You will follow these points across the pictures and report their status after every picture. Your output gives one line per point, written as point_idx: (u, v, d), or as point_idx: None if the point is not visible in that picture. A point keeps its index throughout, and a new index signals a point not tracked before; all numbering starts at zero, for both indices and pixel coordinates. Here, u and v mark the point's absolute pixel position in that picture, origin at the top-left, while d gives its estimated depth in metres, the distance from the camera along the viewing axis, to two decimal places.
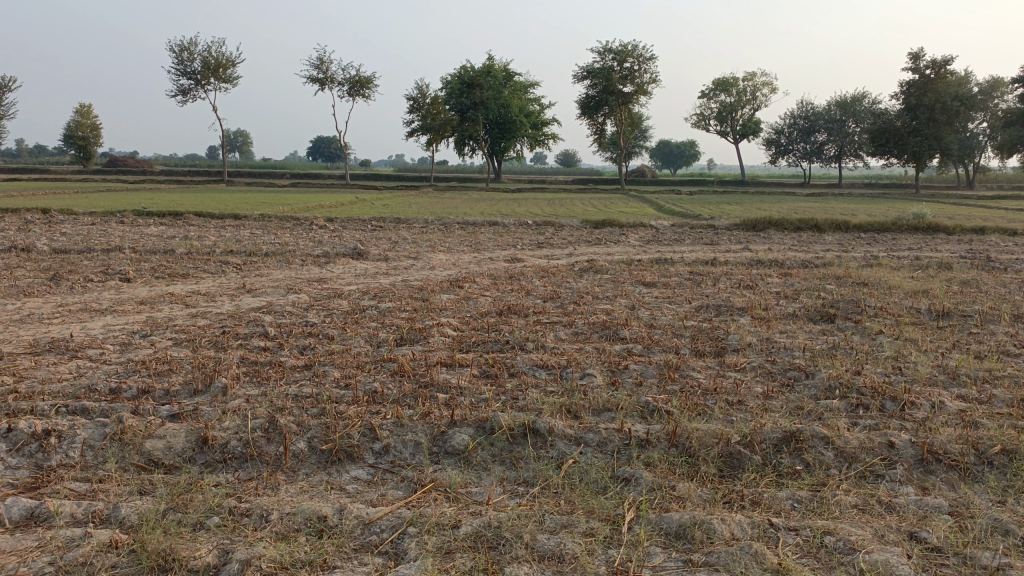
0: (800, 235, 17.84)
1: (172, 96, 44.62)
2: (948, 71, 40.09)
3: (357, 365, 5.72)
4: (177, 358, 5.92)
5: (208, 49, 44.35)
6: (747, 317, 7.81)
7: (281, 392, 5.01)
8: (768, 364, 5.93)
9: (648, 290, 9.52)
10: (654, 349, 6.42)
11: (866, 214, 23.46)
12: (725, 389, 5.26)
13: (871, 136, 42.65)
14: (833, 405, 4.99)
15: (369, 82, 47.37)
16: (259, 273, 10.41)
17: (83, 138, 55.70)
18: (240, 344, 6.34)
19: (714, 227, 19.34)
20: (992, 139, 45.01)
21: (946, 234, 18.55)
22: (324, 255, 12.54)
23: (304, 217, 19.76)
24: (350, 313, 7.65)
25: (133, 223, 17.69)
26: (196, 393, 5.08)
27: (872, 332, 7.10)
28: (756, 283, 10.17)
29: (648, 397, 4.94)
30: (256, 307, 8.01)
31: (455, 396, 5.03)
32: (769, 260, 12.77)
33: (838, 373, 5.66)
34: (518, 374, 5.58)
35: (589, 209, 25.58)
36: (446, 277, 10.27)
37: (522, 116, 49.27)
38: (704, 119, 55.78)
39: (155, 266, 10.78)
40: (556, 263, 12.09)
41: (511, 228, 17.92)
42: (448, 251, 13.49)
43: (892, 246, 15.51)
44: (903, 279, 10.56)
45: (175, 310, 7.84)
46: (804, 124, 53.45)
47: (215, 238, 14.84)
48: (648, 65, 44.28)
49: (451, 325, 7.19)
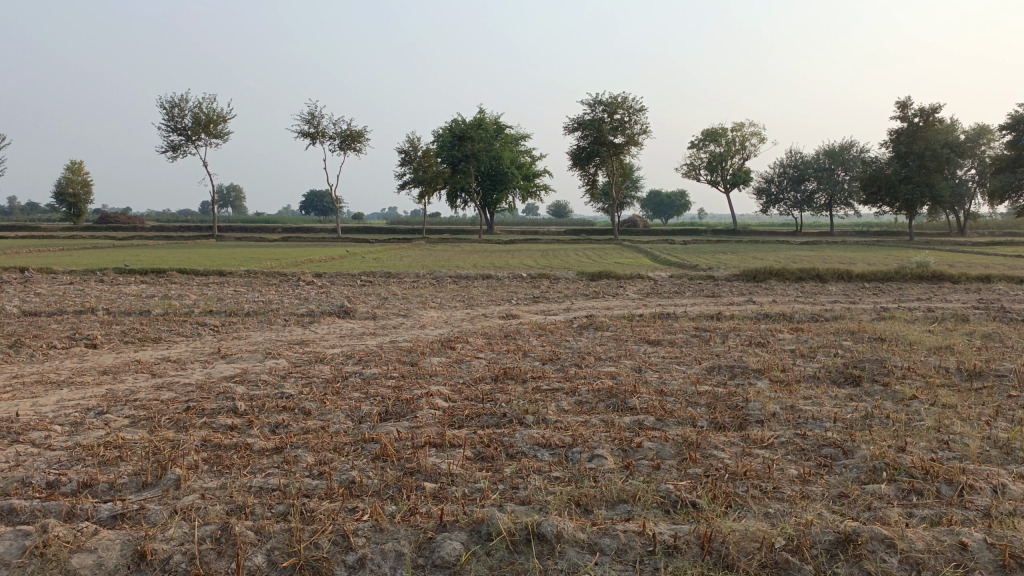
0: (803, 285, 17.33)
1: (161, 152, 44.46)
2: (937, 120, 40.29)
3: (334, 447, 5.03)
4: (129, 442, 5.21)
5: (199, 105, 44.42)
6: (765, 380, 7.16)
7: (244, 486, 4.32)
8: (798, 439, 5.27)
9: (653, 349, 8.91)
10: (668, 421, 5.75)
11: (866, 263, 23.04)
12: (755, 472, 4.58)
13: (863, 184, 42.61)
14: (881, 492, 4.32)
15: (361, 136, 47.44)
16: (237, 336, 9.75)
17: (75, 194, 55.55)
18: (203, 422, 5.64)
19: (713, 277, 18.85)
20: (981, 186, 45.14)
21: (952, 283, 18.07)
22: (309, 313, 11.91)
23: (292, 272, 19.21)
24: (331, 382, 6.98)
25: (112, 281, 17.09)
26: (144, 488, 4.38)
27: (904, 398, 6.46)
28: (767, 339, 9.55)
29: (669, 486, 4.27)
30: (229, 376, 7.33)
31: (446, 486, 4.34)
32: (775, 313, 12.20)
33: (878, 448, 5.01)
34: (517, 457, 4.89)
35: (583, 259, 25.20)
36: (437, 337, 9.64)
37: (513, 168, 49.48)
38: (694, 169, 55.97)
39: (126, 329, 10.11)
40: (554, 319, 11.51)
41: (505, 282, 17.37)
42: (440, 307, 12.91)
43: (899, 296, 15.00)
44: (920, 334, 9.97)
45: (138, 381, 7.15)
46: (794, 173, 53.61)
47: (196, 296, 14.21)
48: (638, 116, 44.49)
49: (442, 394, 6.52)
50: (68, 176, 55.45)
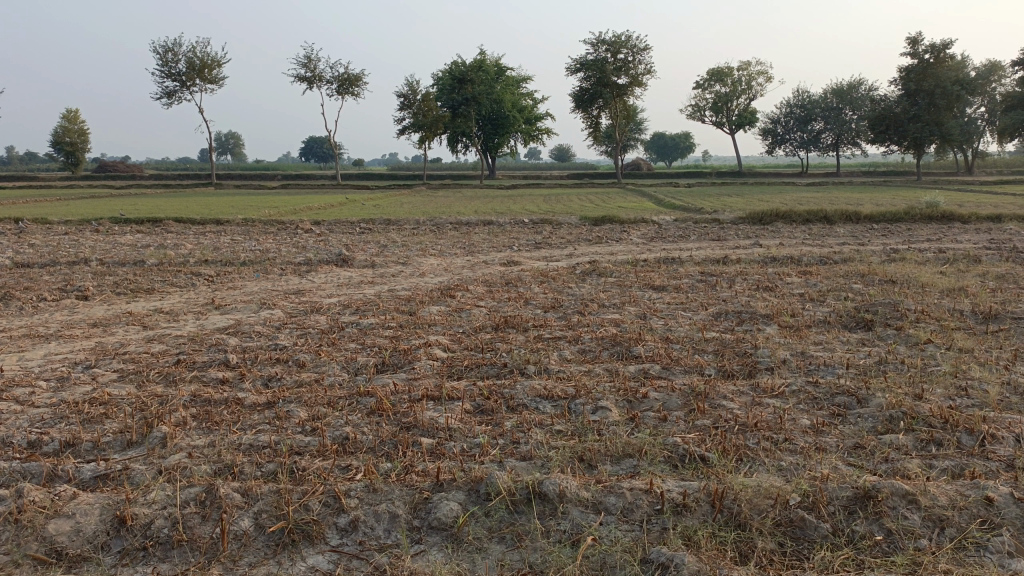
0: (811, 227, 16.98)
1: (156, 98, 43.61)
2: (948, 56, 39.23)
3: (327, 402, 4.84)
4: (116, 398, 5.02)
5: (193, 50, 43.40)
6: (774, 326, 6.94)
7: (232, 444, 4.14)
8: (810, 388, 5.06)
9: (658, 295, 8.68)
10: (674, 369, 5.54)
11: (874, 204, 22.62)
12: (766, 423, 4.38)
13: (871, 123, 41.74)
14: (898, 443, 4.12)
15: (358, 80, 46.45)
16: (232, 286, 9.52)
17: (72, 143, 54.72)
18: (193, 376, 5.45)
19: (718, 221, 18.50)
20: (991, 124, 44.24)
21: (962, 223, 17.71)
22: (306, 262, 11.65)
23: (290, 220, 18.88)
24: (326, 333, 6.77)
25: (108, 231, 16.80)
26: (129, 447, 4.20)
27: (919, 342, 6.25)
28: (775, 284, 9.30)
29: (676, 439, 4.07)
30: (222, 327, 7.13)
31: (443, 442, 4.16)
32: (783, 256, 11.89)
33: (894, 396, 4.81)
34: (518, 409, 4.70)
35: (586, 204, 24.78)
36: (437, 285, 9.41)
37: (514, 111, 48.64)
38: (699, 111, 54.94)
39: (119, 280, 9.87)
40: (556, 265, 11.25)
41: (507, 228, 17.04)
42: (440, 255, 12.64)
43: (909, 237, 14.67)
44: (933, 275, 9.69)
45: (129, 334, 6.95)
46: (800, 114, 52.60)
47: (192, 246, 13.94)
48: (642, 56, 43.36)
49: (441, 344, 6.31)
50: (64, 124, 54.54)
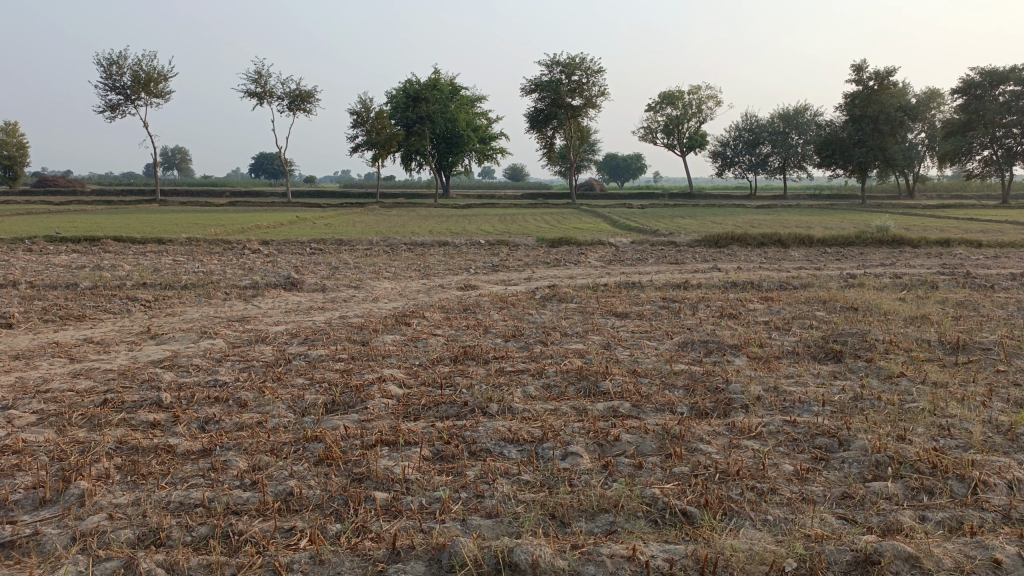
0: (766, 251, 17.01)
1: (99, 112, 42.20)
2: (891, 82, 40.22)
3: (271, 449, 4.39)
4: (30, 444, 4.48)
5: (138, 63, 42.21)
6: (742, 357, 6.71)
7: (160, 502, 3.68)
8: (788, 428, 4.79)
9: (621, 322, 8.41)
10: (645, 407, 5.23)
11: (825, 227, 22.90)
12: (748, 470, 4.08)
13: (817, 147, 42.60)
14: (888, 492, 3.86)
15: (310, 96, 45.78)
16: (172, 312, 8.95)
17: (9, 157, 52.68)
18: (121, 419, 4.93)
19: (675, 243, 18.44)
20: (930, 150, 45.55)
21: (912, 247, 17.93)
22: (252, 285, 11.10)
23: (237, 239, 18.22)
24: (271, 367, 6.30)
25: (42, 251, 15.95)
26: (42, 506, 3.69)
27: (890, 376, 6.07)
28: (738, 310, 9.11)
29: (654, 490, 3.75)
30: (157, 361, 6.59)
31: (400, 496, 3.76)
32: (743, 280, 11.77)
33: (876, 437, 4.56)
34: (480, 455, 4.33)
35: (541, 224, 24.61)
36: (390, 311, 8.99)
37: (469, 130, 48.51)
38: (651, 132, 55.54)
39: (48, 306, 9.21)
40: (514, 289, 10.93)
41: (463, 249, 16.70)
42: (394, 278, 12.20)
43: (864, 262, 14.72)
44: (894, 302, 9.64)
45: (53, 367, 6.36)
46: (749, 137, 53.49)
47: (131, 267, 13.25)
48: (596, 78, 43.65)
49: (396, 379, 5.89)
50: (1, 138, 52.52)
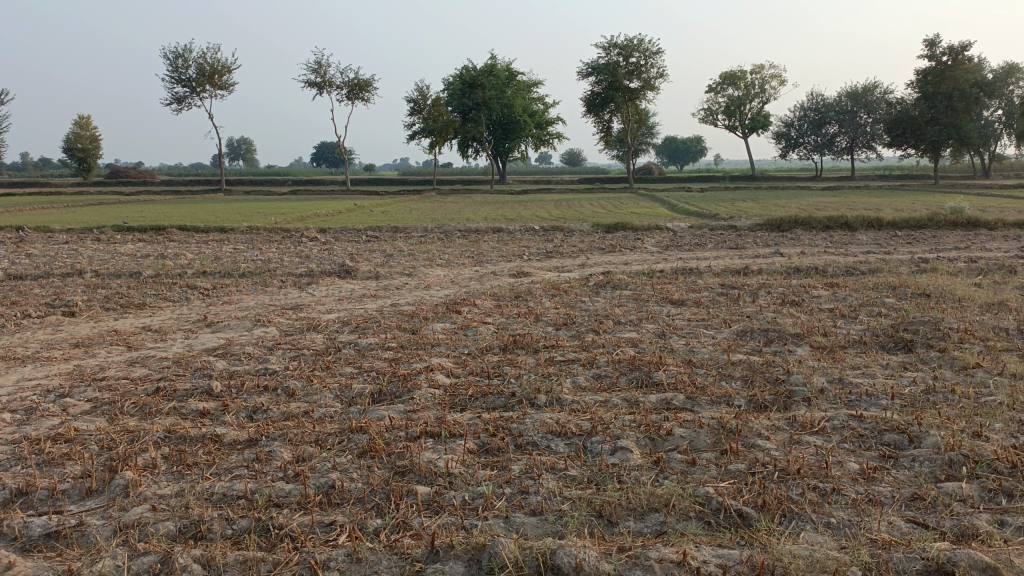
0: (832, 235, 16.40)
1: (166, 105, 43.37)
2: (967, 58, 38.48)
3: (315, 440, 4.35)
4: (83, 433, 4.54)
5: (202, 56, 43.18)
6: (805, 347, 6.40)
7: (203, 494, 3.66)
8: (854, 423, 4.52)
9: (677, 310, 8.17)
10: (700, 399, 5.01)
11: (895, 209, 21.98)
12: (809, 469, 3.84)
13: (887, 127, 41.04)
14: (962, 494, 3.58)
15: (368, 85, 46.17)
16: (228, 301, 9.06)
17: (84, 150, 54.69)
18: (171, 408, 4.97)
19: (735, 227, 17.94)
20: (1008, 127, 43.41)
21: (989, 230, 17.05)
22: (307, 273, 11.19)
23: (295, 228, 18.46)
24: (321, 355, 6.28)
25: (110, 240, 16.45)
26: (88, 496, 3.71)
27: (965, 366, 5.70)
28: (801, 297, 8.76)
29: (708, 489, 3.56)
30: (211, 349, 6.65)
31: (442, 491, 3.66)
32: (807, 266, 11.34)
33: (950, 434, 4.26)
34: (526, 449, 4.20)
35: (598, 210, 24.29)
36: (442, 299, 8.92)
37: (525, 116, 48.27)
38: (711, 114, 54.33)
39: (110, 294, 9.43)
40: (568, 276, 10.74)
41: (517, 236, 16.56)
42: (447, 265, 12.16)
43: (936, 245, 14.05)
44: (968, 288, 9.13)
45: (111, 356, 6.47)
46: (814, 117, 51.83)
47: (193, 255, 13.54)
48: (655, 59, 42.78)
49: (444, 369, 5.79)
50: (76, 131, 54.51)
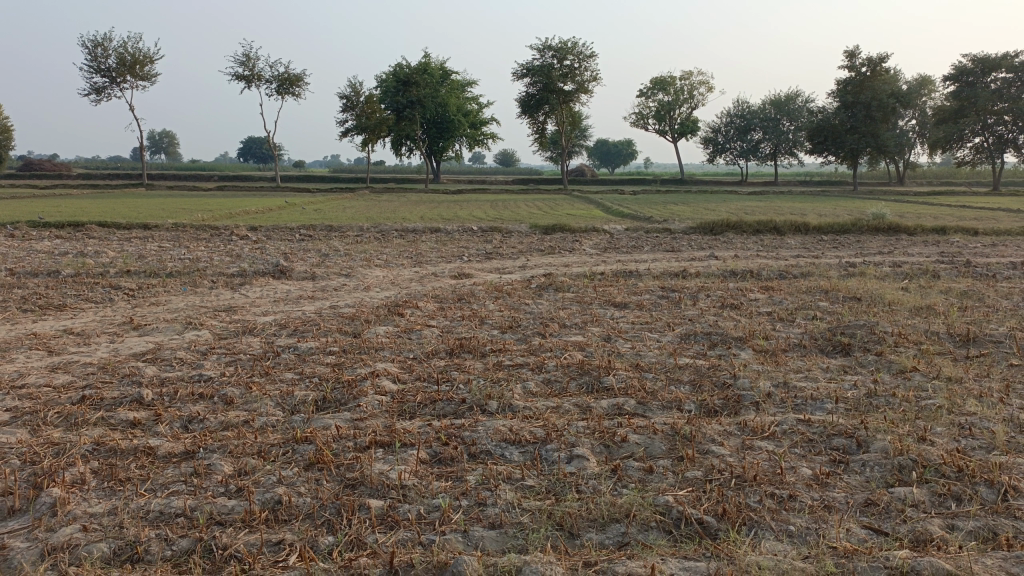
0: (762, 238, 16.80)
1: (83, 94, 41.47)
2: (885, 69, 39.96)
3: (258, 451, 4.14)
4: (1, 446, 4.21)
5: (123, 45, 41.45)
6: (748, 351, 6.48)
7: (139, 512, 3.43)
8: (803, 427, 4.57)
9: (620, 313, 8.19)
10: (651, 404, 5.00)
11: (819, 214, 22.74)
12: (765, 475, 3.85)
13: (810, 134, 42.39)
14: (914, 499, 3.64)
15: (299, 80, 45.16)
16: (155, 302, 8.66)
17: None
18: (99, 418, 4.67)
19: (670, 230, 18.21)
20: (921, 137, 45.45)
21: (909, 235, 17.75)
22: (240, 273, 10.79)
23: (224, 225, 17.87)
24: (259, 360, 6.03)
25: (23, 236, 15.57)
26: (10, 516, 3.43)
27: (903, 370, 5.86)
28: (740, 300, 8.90)
29: (668, 497, 3.52)
30: (139, 353, 6.31)
31: (396, 505, 3.52)
32: (742, 269, 11.57)
33: (896, 438, 4.35)
34: (480, 457, 4.10)
35: (533, 211, 24.35)
36: (382, 301, 8.72)
37: (459, 115, 48.02)
38: (642, 118, 55.20)
39: (27, 294, 8.88)
40: (509, 278, 10.67)
41: (455, 236, 16.42)
42: (385, 265, 11.94)
43: (861, 250, 14.55)
44: (896, 292, 9.43)
45: (31, 360, 6.07)
46: (740, 123, 53.21)
47: (115, 253, 12.92)
48: (588, 63, 43.21)
49: (390, 374, 5.62)
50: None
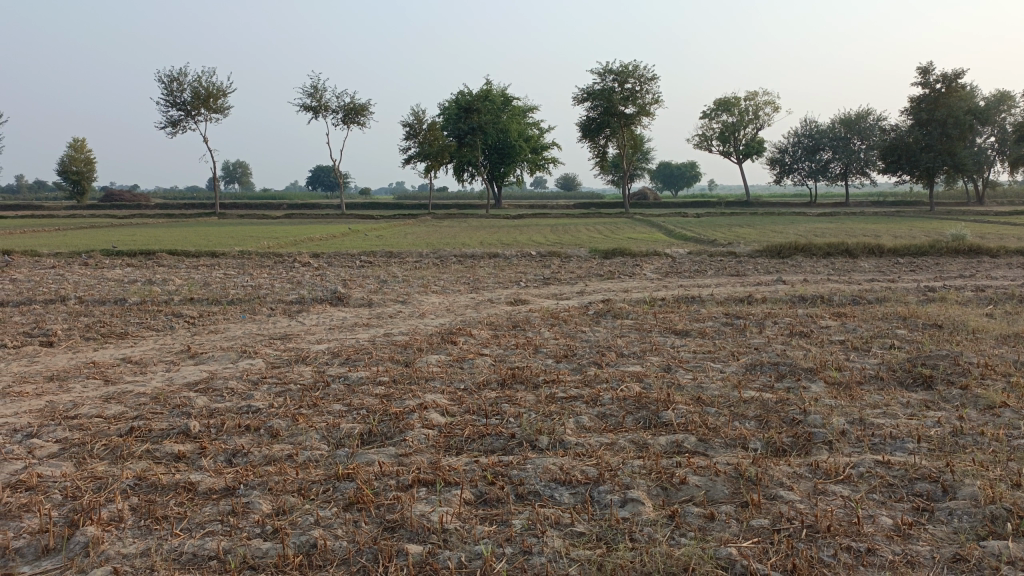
0: (833, 262, 16.14)
1: (161, 127, 43.24)
2: (959, 85, 38.57)
3: (298, 489, 3.99)
4: (46, 480, 4.17)
5: (198, 79, 43.10)
6: (819, 383, 6.08)
7: (172, 554, 3.31)
8: (881, 470, 4.19)
9: (682, 341, 7.85)
10: (713, 442, 4.68)
11: (894, 236, 21.82)
12: (840, 525, 3.50)
13: (882, 153, 40.99)
14: (1010, 555, 3.25)
15: (364, 109, 46.13)
16: (214, 330, 8.73)
17: (78, 173, 54.32)
18: (144, 450, 4.61)
19: (734, 254, 17.69)
20: (1001, 154, 43.48)
21: (991, 257, 16.81)
22: (298, 300, 10.85)
23: (288, 252, 18.15)
24: (308, 391, 5.93)
25: (97, 264, 16.09)
26: (44, 555, 3.35)
27: (992, 406, 5.38)
28: (809, 328, 8.45)
29: (730, 550, 3.22)
30: (192, 383, 6.30)
31: (436, 551, 3.31)
32: (811, 294, 11.06)
33: (988, 484, 3.93)
34: (527, 499, 3.86)
35: (594, 235, 24.10)
36: (437, 329, 8.59)
37: (520, 141, 48.29)
38: (706, 140, 54.48)
39: (92, 322, 9.07)
40: (567, 304, 10.43)
41: (513, 261, 16.29)
42: (442, 291, 11.86)
43: (940, 273, 13.84)
44: (981, 319, 8.83)
45: (87, 390, 6.11)
46: (808, 143, 51.97)
47: (181, 281, 13.18)
48: (650, 85, 42.91)
49: (439, 406, 5.44)
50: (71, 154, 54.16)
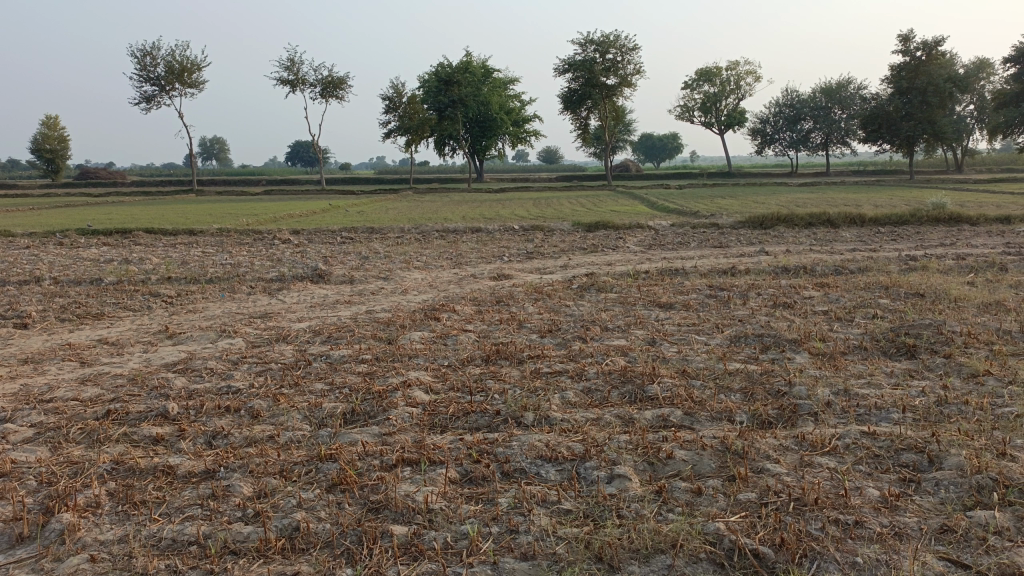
0: (815, 232, 16.16)
1: (136, 103, 42.44)
2: (939, 53, 38.58)
3: (280, 470, 3.92)
4: (20, 466, 4.07)
5: (172, 53, 42.27)
6: (804, 354, 6.07)
7: (150, 540, 3.24)
8: (867, 441, 4.17)
9: (666, 314, 7.81)
10: (699, 416, 4.65)
11: (876, 205, 21.89)
12: (827, 498, 3.49)
13: (863, 122, 41.03)
14: (997, 524, 3.24)
15: (343, 83, 45.50)
16: (192, 309, 8.59)
17: (52, 151, 53.33)
18: (121, 434, 4.52)
19: (718, 225, 17.67)
20: (980, 122, 43.67)
21: (972, 225, 16.90)
22: (279, 278, 10.70)
23: (268, 229, 17.93)
24: (289, 370, 5.84)
25: (72, 244, 15.81)
26: (19, 543, 3.27)
27: (976, 374, 5.38)
28: (793, 298, 8.44)
29: (718, 526, 3.20)
30: (171, 364, 6.18)
31: (421, 532, 3.26)
32: (794, 264, 11.06)
33: (973, 454, 3.92)
34: (513, 477, 3.82)
35: (577, 208, 23.99)
36: (420, 305, 8.50)
37: (501, 114, 47.84)
38: (688, 111, 54.28)
39: (67, 303, 8.89)
40: (550, 278, 10.35)
41: (496, 236, 16.18)
42: (425, 267, 11.74)
43: (921, 242, 13.90)
44: (963, 287, 8.85)
45: (62, 373, 5.99)
46: (790, 113, 51.94)
47: (159, 260, 12.97)
48: (631, 56, 42.55)
49: (422, 384, 5.37)
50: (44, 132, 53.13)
